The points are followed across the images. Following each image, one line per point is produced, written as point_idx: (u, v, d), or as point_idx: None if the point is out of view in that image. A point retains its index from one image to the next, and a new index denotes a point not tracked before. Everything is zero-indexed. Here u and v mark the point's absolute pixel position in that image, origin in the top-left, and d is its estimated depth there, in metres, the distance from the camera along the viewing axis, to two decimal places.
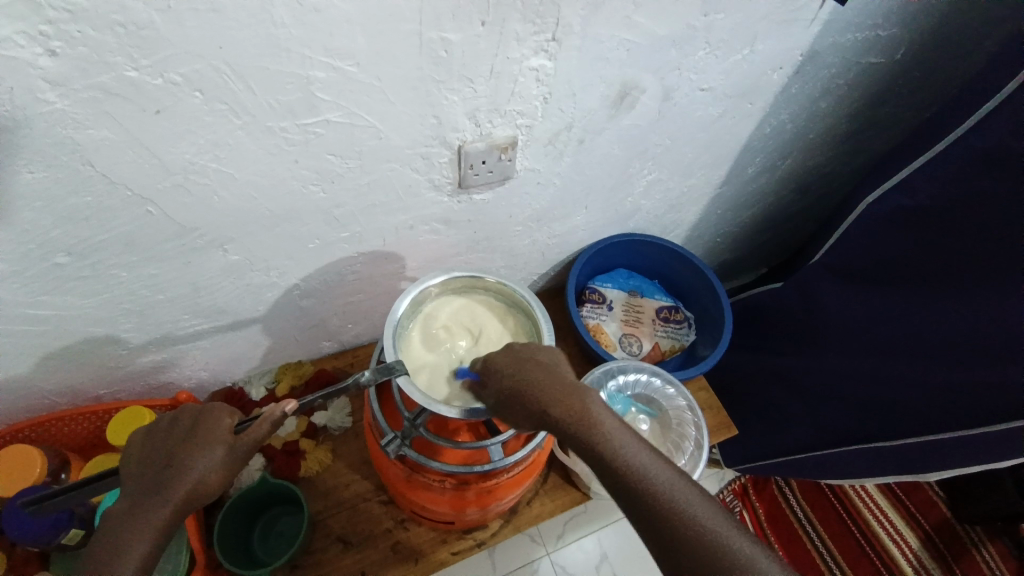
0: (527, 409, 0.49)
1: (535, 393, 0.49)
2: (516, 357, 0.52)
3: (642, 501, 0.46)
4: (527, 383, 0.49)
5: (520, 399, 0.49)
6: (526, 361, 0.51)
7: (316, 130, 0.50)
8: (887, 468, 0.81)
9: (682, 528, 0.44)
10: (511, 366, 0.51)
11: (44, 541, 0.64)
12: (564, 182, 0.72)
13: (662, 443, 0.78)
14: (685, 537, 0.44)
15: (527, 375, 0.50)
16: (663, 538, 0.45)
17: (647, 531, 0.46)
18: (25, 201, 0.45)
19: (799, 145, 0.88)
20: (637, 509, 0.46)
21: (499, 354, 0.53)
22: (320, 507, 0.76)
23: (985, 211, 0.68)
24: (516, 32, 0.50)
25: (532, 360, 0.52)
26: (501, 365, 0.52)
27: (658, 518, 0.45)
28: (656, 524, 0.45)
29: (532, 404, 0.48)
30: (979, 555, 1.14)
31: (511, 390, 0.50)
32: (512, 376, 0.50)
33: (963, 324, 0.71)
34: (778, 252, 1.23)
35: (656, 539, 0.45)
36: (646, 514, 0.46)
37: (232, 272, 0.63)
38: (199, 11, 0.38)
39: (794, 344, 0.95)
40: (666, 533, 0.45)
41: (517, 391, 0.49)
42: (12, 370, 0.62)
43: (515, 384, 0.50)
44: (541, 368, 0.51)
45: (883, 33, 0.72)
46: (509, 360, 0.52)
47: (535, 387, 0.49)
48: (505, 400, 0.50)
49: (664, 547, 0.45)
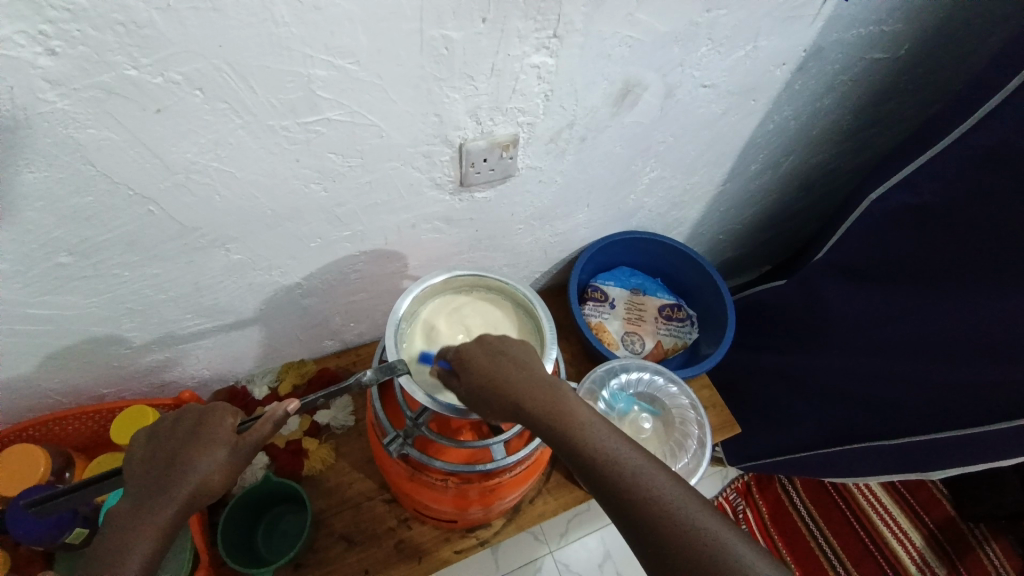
0: (499, 406, 0.49)
1: (505, 389, 0.49)
2: (487, 352, 0.52)
3: (619, 495, 0.45)
4: (497, 380, 0.49)
5: (491, 395, 0.49)
6: (497, 356, 0.51)
7: (317, 129, 0.50)
8: (892, 466, 0.81)
9: (659, 522, 0.43)
10: (481, 360, 0.51)
11: (48, 540, 0.64)
12: (566, 180, 0.72)
13: (664, 442, 0.77)
14: (664, 531, 0.43)
15: (498, 371, 0.50)
16: (641, 533, 0.43)
17: (627, 527, 0.45)
18: (28, 201, 0.46)
19: (802, 141, 0.88)
20: (616, 505, 0.45)
21: (471, 345, 0.53)
22: (323, 506, 0.76)
23: (990, 207, 0.67)
24: (518, 29, 0.50)
25: (503, 354, 0.52)
26: (472, 358, 0.51)
27: (636, 512, 0.44)
28: (634, 519, 0.44)
29: (503, 400, 0.49)
30: (983, 554, 1.14)
31: (482, 386, 0.50)
32: (481, 371, 0.50)
33: (968, 321, 0.70)
34: (781, 250, 1.23)
35: (636, 535, 0.44)
36: (624, 509, 0.44)
37: (234, 271, 0.63)
38: (201, 10, 0.38)
39: (798, 342, 0.95)
40: (645, 527, 0.43)
41: (487, 387, 0.49)
42: (16, 370, 0.63)
43: (490, 379, 0.49)
44: (512, 364, 0.51)
45: (887, 29, 0.72)
46: (480, 354, 0.52)
47: (506, 383, 0.49)
48: (479, 395, 0.50)
49: (644, 543, 0.43)
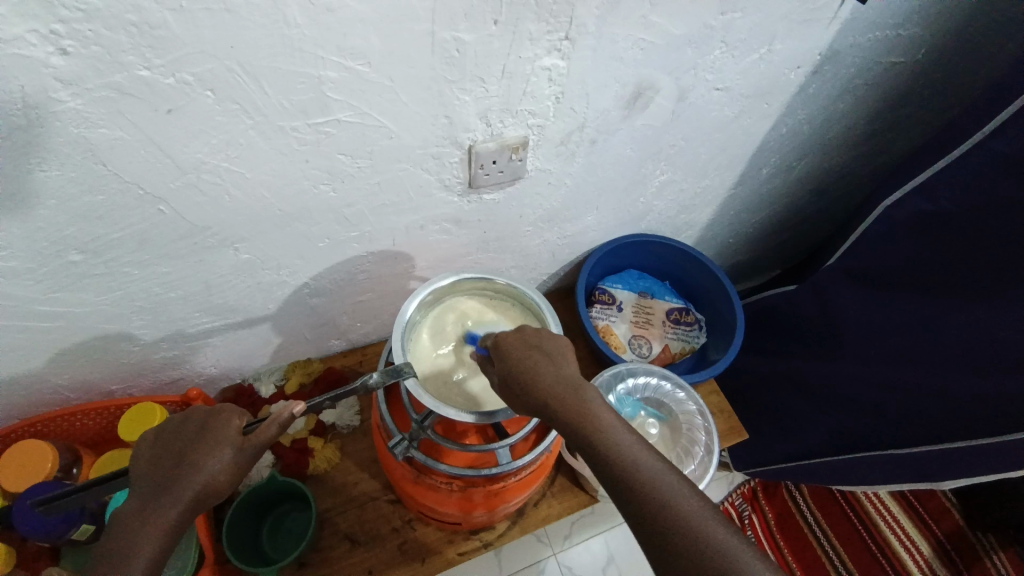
0: (527, 397, 0.49)
1: (535, 383, 0.49)
2: (523, 344, 0.53)
3: (635, 499, 0.44)
4: (528, 371, 0.50)
5: (521, 386, 0.49)
6: (531, 349, 0.52)
7: (327, 130, 0.50)
8: (901, 477, 0.79)
9: (670, 526, 0.42)
10: (515, 351, 0.52)
11: (55, 536, 0.65)
12: (574, 183, 0.72)
13: (671, 449, 0.77)
14: (678, 539, 0.42)
15: (530, 363, 0.51)
16: (652, 537, 0.43)
17: (640, 533, 0.44)
18: (41, 199, 0.46)
19: (816, 145, 0.86)
20: (631, 510, 0.44)
21: (511, 334, 0.54)
22: (328, 505, 0.76)
23: (1007, 217, 0.66)
24: (530, 31, 0.49)
25: (537, 348, 0.52)
26: (509, 346, 0.52)
27: (650, 515, 0.43)
28: (649, 525, 0.43)
29: (529, 393, 0.49)
30: (990, 562, 1.12)
31: (513, 376, 0.50)
32: (516, 360, 0.51)
33: (984, 331, 0.69)
34: (792, 254, 1.21)
35: (646, 536, 0.43)
36: (637, 510, 0.44)
37: (243, 271, 0.63)
38: (214, 10, 0.38)
39: (808, 348, 0.94)
40: (656, 530, 0.43)
41: (518, 378, 0.50)
42: (25, 366, 0.63)
43: (521, 368, 0.50)
44: (544, 359, 0.51)
45: (904, 33, 0.70)
46: (516, 346, 0.53)
47: (537, 376, 0.50)
48: (508, 384, 0.50)
49: (654, 547, 0.43)
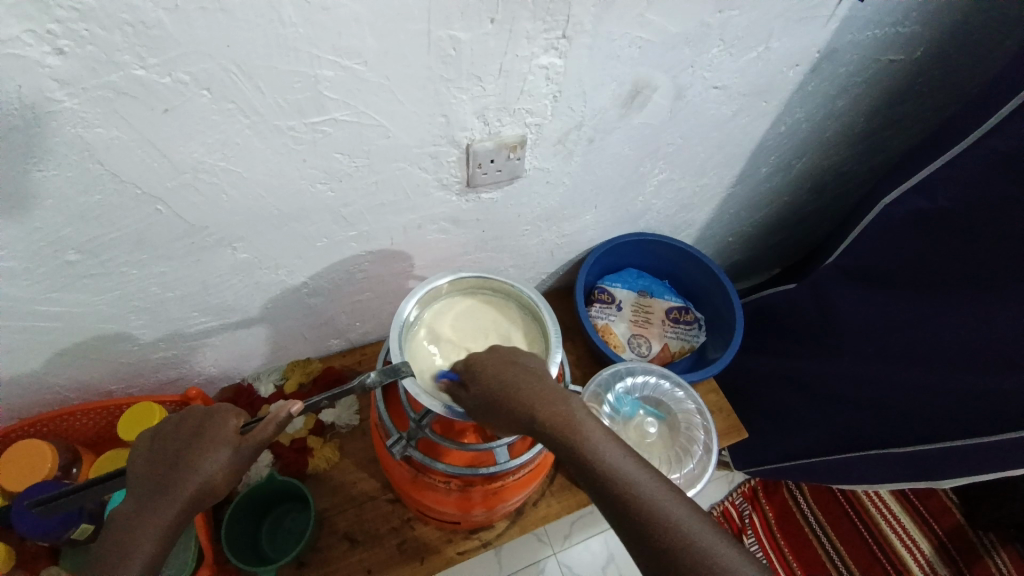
0: (507, 416, 0.49)
1: (514, 399, 0.49)
2: (500, 361, 0.52)
3: (620, 505, 0.45)
4: (507, 387, 0.49)
5: (501, 403, 0.49)
6: (509, 364, 0.52)
7: (324, 129, 0.50)
8: (900, 475, 0.79)
9: (657, 530, 0.44)
10: (494, 368, 0.52)
11: (54, 536, 0.65)
12: (573, 182, 0.72)
13: (670, 446, 0.77)
14: (664, 541, 0.43)
15: (508, 379, 0.50)
16: (639, 538, 0.44)
17: (628, 535, 0.45)
18: (38, 200, 0.46)
19: (815, 143, 0.86)
20: (626, 525, 0.45)
21: (484, 355, 0.54)
22: (327, 504, 0.76)
23: (1006, 214, 0.66)
24: (526, 30, 0.49)
25: (514, 363, 0.52)
26: (484, 366, 0.52)
27: (636, 520, 0.44)
28: (636, 530, 0.44)
29: (510, 409, 0.49)
30: (991, 561, 1.11)
31: (492, 394, 0.50)
32: (492, 379, 0.50)
33: (983, 329, 0.69)
34: (792, 252, 1.21)
35: (635, 539, 0.45)
36: (624, 516, 0.45)
37: (242, 270, 0.63)
38: (209, 10, 0.38)
39: (807, 347, 0.93)
40: (642, 533, 0.44)
41: (497, 396, 0.49)
42: (24, 366, 0.63)
43: (498, 385, 0.50)
44: (523, 372, 0.51)
45: (903, 30, 0.70)
46: (494, 363, 0.52)
47: (517, 391, 0.49)
48: (487, 403, 0.50)
49: (642, 548, 0.44)
